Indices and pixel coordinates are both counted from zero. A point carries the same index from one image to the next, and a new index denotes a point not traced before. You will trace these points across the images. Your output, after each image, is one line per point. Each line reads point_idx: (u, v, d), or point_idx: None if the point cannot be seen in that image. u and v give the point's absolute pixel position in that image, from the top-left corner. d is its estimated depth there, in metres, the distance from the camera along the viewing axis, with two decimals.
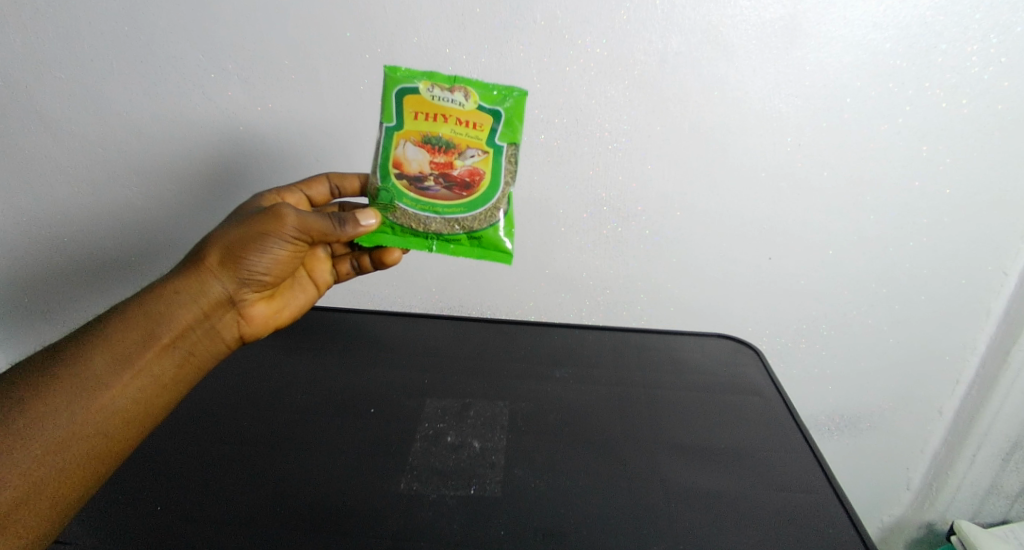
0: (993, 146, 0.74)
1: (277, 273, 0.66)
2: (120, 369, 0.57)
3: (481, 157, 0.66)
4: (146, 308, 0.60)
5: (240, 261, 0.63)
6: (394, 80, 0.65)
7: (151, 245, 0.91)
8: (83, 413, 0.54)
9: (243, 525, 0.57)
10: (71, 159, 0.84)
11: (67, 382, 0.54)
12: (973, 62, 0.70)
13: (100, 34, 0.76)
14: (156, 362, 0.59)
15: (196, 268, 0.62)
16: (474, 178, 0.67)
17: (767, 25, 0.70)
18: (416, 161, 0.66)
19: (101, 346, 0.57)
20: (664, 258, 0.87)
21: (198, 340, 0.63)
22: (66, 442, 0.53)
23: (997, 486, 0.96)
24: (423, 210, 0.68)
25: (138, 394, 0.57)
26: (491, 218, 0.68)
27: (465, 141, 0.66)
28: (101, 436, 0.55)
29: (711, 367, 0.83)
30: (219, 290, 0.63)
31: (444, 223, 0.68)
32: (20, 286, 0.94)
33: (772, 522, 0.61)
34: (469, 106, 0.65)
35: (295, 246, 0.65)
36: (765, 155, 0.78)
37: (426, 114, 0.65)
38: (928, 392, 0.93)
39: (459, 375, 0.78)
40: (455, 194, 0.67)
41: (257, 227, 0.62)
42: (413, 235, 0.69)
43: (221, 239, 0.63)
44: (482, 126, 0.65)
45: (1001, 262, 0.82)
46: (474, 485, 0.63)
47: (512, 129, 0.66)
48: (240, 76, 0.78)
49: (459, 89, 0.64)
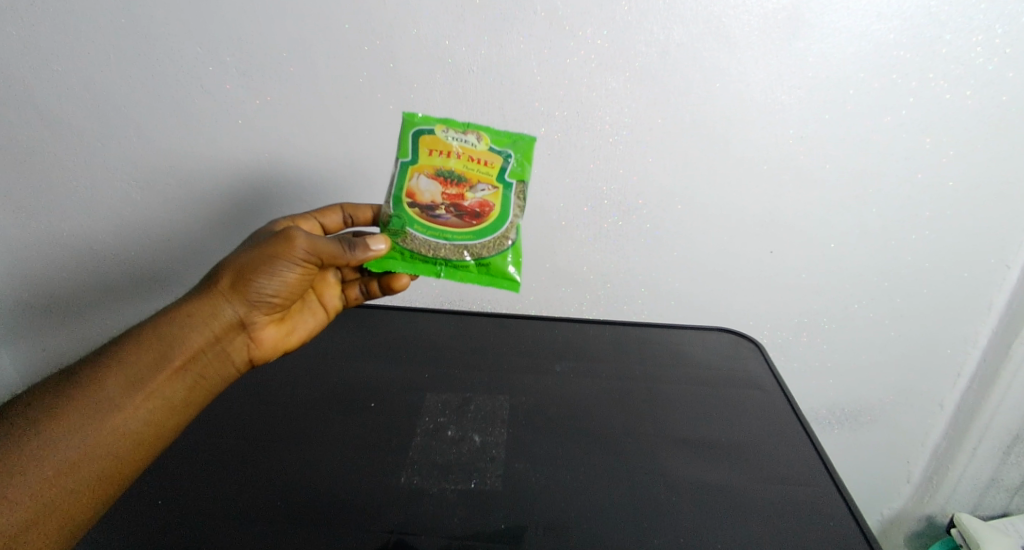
0: (997, 138, 0.74)
1: (287, 295, 0.65)
2: (132, 392, 0.56)
3: (491, 191, 0.67)
4: (160, 330, 0.59)
5: (250, 284, 0.63)
6: (411, 122, 0.67)
7: (151, 241, 0.90)
8: (95, 435, 0.54)
9: (241, 519, 0.57)
10: (68, 153, 0.84)
11: (80, 404, 0.54)
12: (978, 52, 0.70)
13: (97, 25, 0.75)
14: (167, 385, 0.58)
15: (208, 292, 0.62)
16: (484, 209, 0.67)
17: (770, 16, 0.70)
18: (429, 192, 0.67)
19: (115, 368, 0.56)
20: (664, 251, 0.86)
21: (209, 363, 0.62)
22: (76, 464, 0.52)
23: (997, 480, 0.97)
24: (434, 236, 0.67)
25: (149, 417, 0.57)
26: (500, 246, 0.68)
27: (476, 175, 0.66)
28: (111, 459, 0.54)
29: (711, 359, 0.83)
30: (230, 312, 0.63)
31: (453, 250, 0.67)
32: (16, 283, 0.93)
33: (773, 515, 0.61)
34: (480, 146, 0.67)
35: (304, 269, 0.65)
36: (767, 147, 0.77)
37: (440, 151, 0.66)
38: (928, 385, 0.93)
39: (460, 368, 0.78)
40: (466, 223, 0.67)
41: (268, 250, 0.62)
42: (422, 261, 0.68)
43: (233, 262, 0.62)
44: (492, 164, 0.67)
45: (1002, 255, 0.82)
46: (475, 478, 0.63)
47: (522, 166, 0.67)
48: (238, 69, 0.77)
49: (472, 130, 0.67)
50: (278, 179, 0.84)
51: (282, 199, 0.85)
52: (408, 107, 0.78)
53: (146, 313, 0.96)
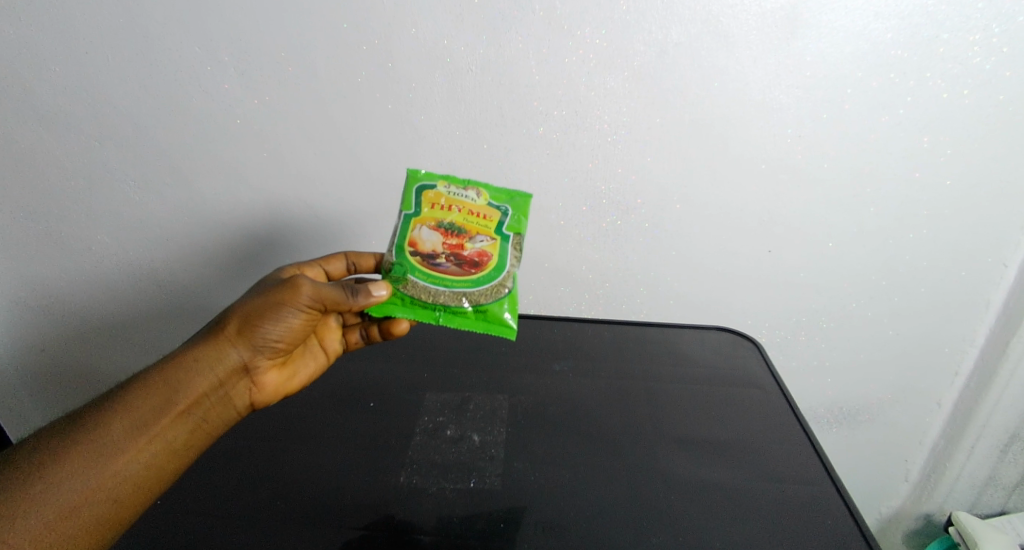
0: (995, 137, 0.74)
1: (291, 340, 0.64)
2: (135, 435, 0.55)
3: (490, 242, 0.66)
4: (165, 374, 0.58)
5: (255, 329, 0.61)
6: (413, 176, 0.67)
7: (149, 241, 0.90)
8: (97, 478, 0.53)
9: (239, 519, 0.58)
10: (67, 153, 0.83)
11: (84, 447, 0.53)
12: (976, 52, 0.70)
13: (95, 26, 0.75)
14: (170, 429, 0.57)
15: (215, 336, 0.61)
16: (483, 258, 0.66)
17: (769, 16, 0.70)
18: (430, 242, 0.66)
19: (120, 412, 0.55)
20: (663, 250, 0.86)
21: (212, 408, 0.60)
22: (77, 508, 0.52)
23: (995, 478, 0.97)
24: (434, 283, 0.66)
25: (150, 460, 0.56)
26: (498, 293, 0.67)
27: (475, 227, 0.66)
28: (111, 502, 0.53)
29: (710, 359, 0.83)
30: (234, 357, 0.62)
31: (453, 296, 0.66)
32: (16, 282, 0.93)
33: (771, 514, 0.61)
34: (480, 202, 0.67)
35: (308, 315, 0.63)
36: (766, 147, 0.77)
37: (442, 205, 0.66)
38: (927, 384, 0.93)
39: (459, 368, 0.78)
40: (465, 271, 0.66)
41: (274, 296, 0.61)
42: (422, 307, 0.66)
43: (240, 308, 0.62)
44: (491, 217, 0.67)
45: (1001, 254, 0.82)
46: (474, 478, 0.63)
47: (519, 220, 0.67)
48: (237, 69, 0.77)
49: (473, 186, 0.67)
50: (277, 180, 0.84)
51: (282, 199, 0.85)
52: (407, 107, 0.78)
53: (145, 313, 0.96)
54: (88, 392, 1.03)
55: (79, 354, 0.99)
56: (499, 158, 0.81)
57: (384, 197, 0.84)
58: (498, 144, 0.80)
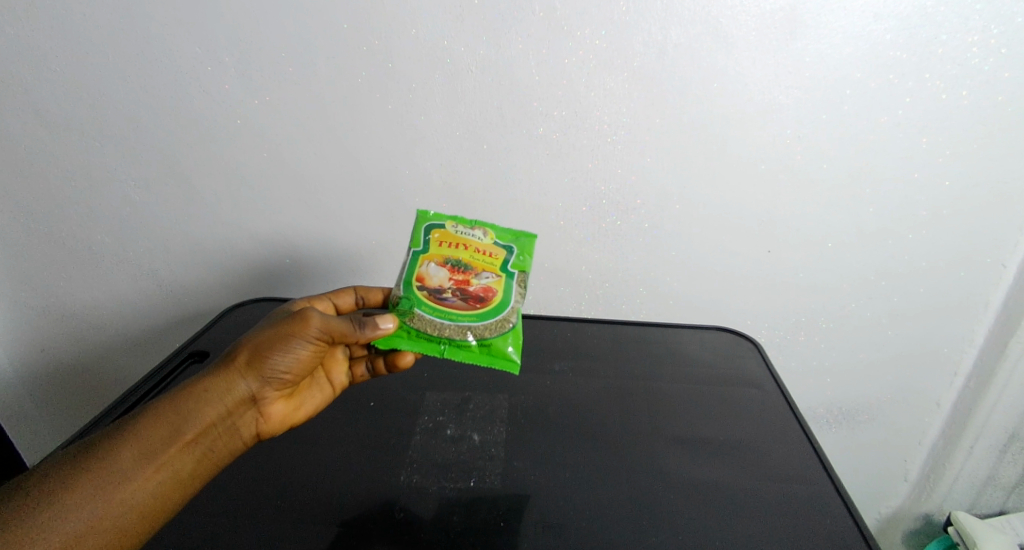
0: (994, 138, 0.75)
1: (299, 372, 0.63)
2: (144, 463, 0.54)
3: (494, 278, 0.67)
4: (174, 404, 0.57)
5: (264, 359, 0.60)
6: (422, 216, 0.70)
7: (148, 241, 0.89)
8: (102, 508, 0.52)
9: (242, 518, 0.58)
10: (67, 154, 0.83)
11: (93, 475, 0.52)
12: (974, 53, 0.70)
13: (96, 27, 0.75)
14: (177, 459, 0.56)
15: (224, 367, 0.60)
16: (488, 294, 0.67)
17: (767, 16, 0.70)
18: (437, 277, 0.67)
19: (129, 440, 0.54)
20: (663, 250, 0.86)
21: (219, 438, 0.59)
22: (82, 537, 0.51)
23: (994, 477, 0.97)
24: (439, 317, 0.65)
25: (157, 490, 0.54)
26: (503, 327, 0.66)
27: (481, 264, 0.68)
28: (117, 532, 0.52)
29: (710, 359, 0.83)
30: (242, 388, 0.60)
31: (458, 330, 0.65)
32: (16, 283, 0.93)
33: (771, 514, 0.61)
34: (487, 241, 0.69)
35: (317, 347, 0.63)
36: (766, 148, 0.78)
37: (449, 242, 0.68)
38: (926, 384, 0.93)
39: (458, 368, 0.78)
40: (470, 305, 0.66)
41: (284, 328, 0.61)
42: (427, 340, 0.65)
43: (250, 339, 0.61)
44: (496, 255, 0.69)
45: (1000, 255, 0.82)
46: (474, 477, 0.63)
47: (524, 258, 0.69)
48: (237, 69, 0.77)
49: (480, 227, 0.70)
50: (278, 181, 0.84)
51: (282, 200, 0.85)
52: (407, 107, 0.78)
53: (145, 313, 0.96)
54: (88, 392, 1.03)
55: (79, 355, 0.99)
56: (499, 158, 0.81)
57: (384, 198, 0.84)
58: (498, 144, 0.80)
